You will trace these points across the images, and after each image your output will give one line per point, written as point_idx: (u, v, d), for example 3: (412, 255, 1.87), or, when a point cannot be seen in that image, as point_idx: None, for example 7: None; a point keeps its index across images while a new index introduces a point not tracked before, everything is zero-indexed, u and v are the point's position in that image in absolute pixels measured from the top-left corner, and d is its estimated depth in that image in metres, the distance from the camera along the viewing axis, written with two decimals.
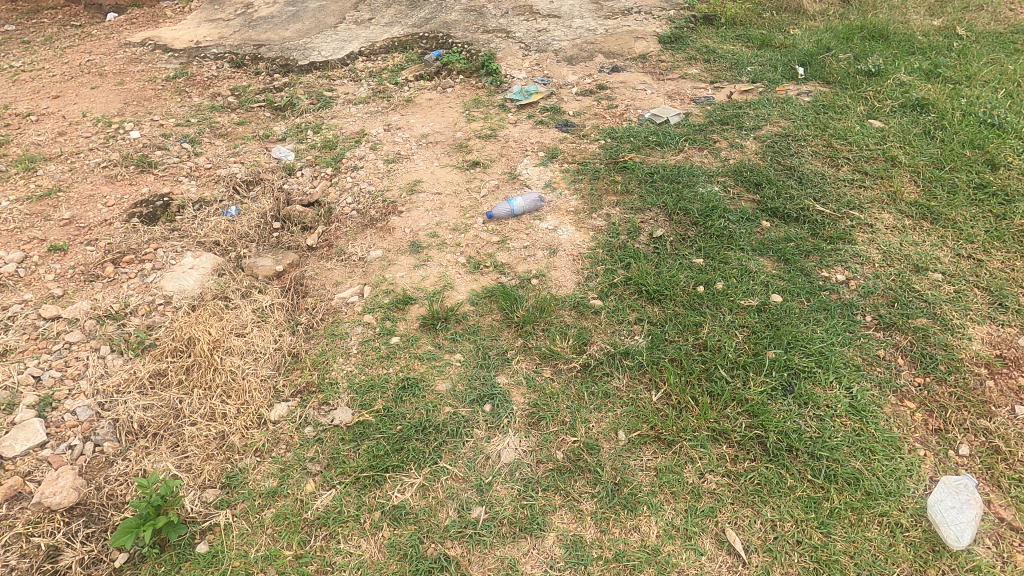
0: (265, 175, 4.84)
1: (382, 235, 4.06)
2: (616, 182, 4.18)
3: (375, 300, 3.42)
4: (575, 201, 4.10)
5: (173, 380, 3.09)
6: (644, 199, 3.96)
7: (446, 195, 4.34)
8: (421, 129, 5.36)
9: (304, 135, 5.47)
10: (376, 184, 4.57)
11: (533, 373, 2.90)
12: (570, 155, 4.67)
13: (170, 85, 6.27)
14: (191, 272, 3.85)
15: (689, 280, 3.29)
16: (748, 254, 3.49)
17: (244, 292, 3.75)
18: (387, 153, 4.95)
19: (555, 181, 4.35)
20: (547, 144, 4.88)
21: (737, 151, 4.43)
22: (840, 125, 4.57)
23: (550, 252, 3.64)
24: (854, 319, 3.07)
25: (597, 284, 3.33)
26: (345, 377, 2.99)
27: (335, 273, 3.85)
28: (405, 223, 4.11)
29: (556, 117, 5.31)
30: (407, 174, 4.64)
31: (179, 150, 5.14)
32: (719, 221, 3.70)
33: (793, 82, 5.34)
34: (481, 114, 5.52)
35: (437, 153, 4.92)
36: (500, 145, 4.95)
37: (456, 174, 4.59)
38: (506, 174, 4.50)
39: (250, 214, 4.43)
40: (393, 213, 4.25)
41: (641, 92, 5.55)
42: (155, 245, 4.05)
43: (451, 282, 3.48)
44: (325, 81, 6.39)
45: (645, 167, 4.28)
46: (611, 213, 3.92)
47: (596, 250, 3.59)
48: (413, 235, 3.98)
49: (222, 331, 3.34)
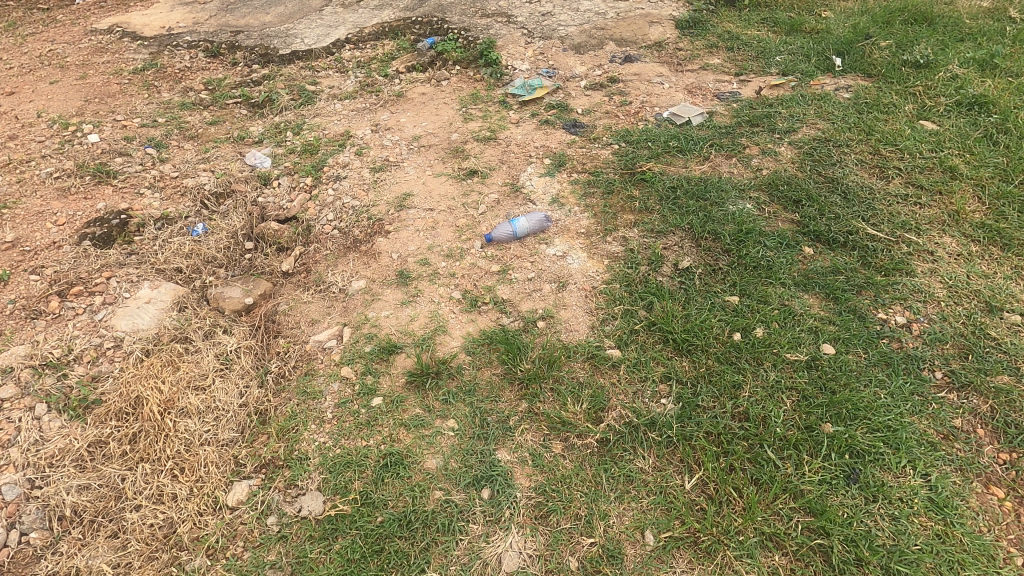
0: (237, 186, 4.33)
1: (366, 261, 3.57)
2: (633, 198, 3.67)
3: (355, 347, 2.94)
4: (586, 220, 3.58)
5: (116, 452, 2.62)
6: (666, 219, 3.45)
7: (439, 212, 3.82)
8: (412, 129, 4.81)
9: (284, 136, 4.93)
10: (361, 198, 4.05)
11: (541, 449, 2.43)
12: (579, 162, 4.13)
13: (138, 78, 5.71)
14: (146, 308, 3.36)
15: (723, 326, 2.79)
16: (791, 290, 2.99)
17: (207, 331, 3.26)
18: (374, 159, 4.42)
19: (563, 195, 3.83)
20: (553, 148, 4.34)
21: (770, 158, 3.89)
22: (888, 127, 4.01)
23: (559, 286, 3.15)
24: (923, 377, 2.57)
25: (614, 331, 2.85)
26: (317, 450, 2.52)
27: (312, 308, 3.36)
28: (393, 246, 3.61)
29: (563, 115, 4.75)
30: (396, 185, 4.11)
31: (143, 156, 4.62)
32: (755, 249, 3.19)
33: (829, 74, 4.76)
34: (480, 112, 4.96)
35: (430, 160, 4.38)
36: (500, 150, 4.42)
37: (451, 185, 4.07)
38: (507, 187, 3.99)
39: (219, 234, 3.93)
40: (379, 233, 3.75)
41: (657, 86, 4.98)
42: (108, 273, 3.56)
43: (444, 324, 3.00)
44: (308, 73, 5.82)
45: (666, 179, 3.75)
46: (628, 236, 3.41)
47: (612, 284, 3.09)
48: (401, 261, 3.47)
49: (177, 387, 2.86)
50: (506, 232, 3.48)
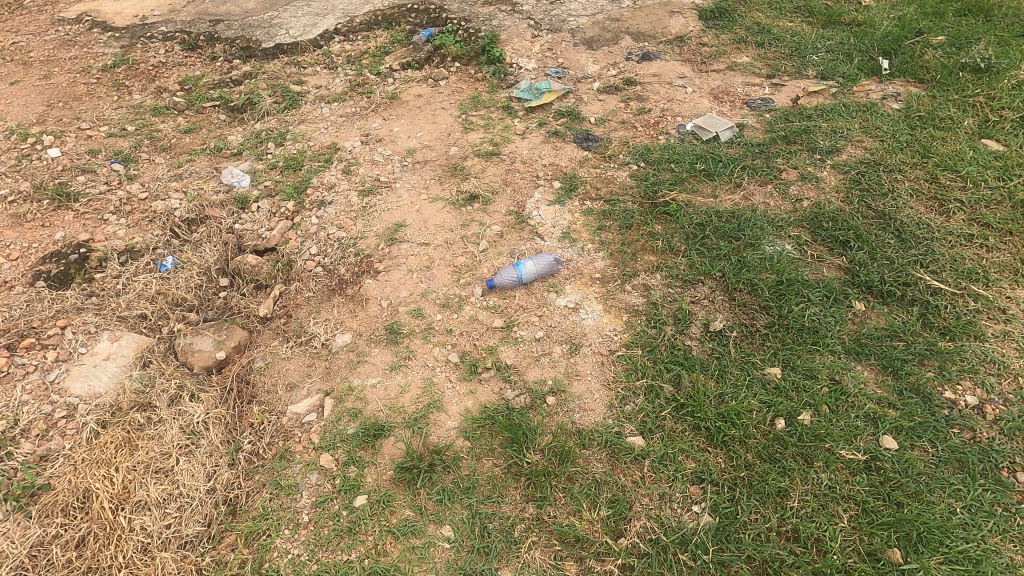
0: (211, 210, 3.90)
1: (353, 308, 3.16)
2: (654, 236, 3.23)
3: (337, 426, 2.56)
4: (601, 263, 3.16)
5: (60, 560, 2.31)
6: (694, 265, 3.02)
7: (436, 248, 3.40)
8: (406, 140, 4.34)
9: (265, 148, 4.48)
10: (348, 227, 3.61)
11: (552, 571, 2.07)
12: (592, 186, 3.68)
13: (107, 77, 5.21)
14: (103, 367, 2.98)
15: (765, 410, 2.39)
16: (841, 360, 2.57)
17: (172, 395, 2.89)
18: (363, 179, 3.97)
19: (574, 229, 3.40)
20: (563, 167, 3.88)
21: (810, 186, 3.43)
22: (946, 148, 3.53)
23: (571, 349, 2.74)
24: (1005, 482, 2.17)
25: (636, 412, 2.45)
26: (291, 566, 2.19)
27: (291, 367, 2.97)
28: (383, 290, 3.20)
29: (573, 126, 4.26)
30: (387, 213, 3.68)
31: (109, 173, 4.18)
32: (797, 306, 2.77)
33: (873, 80, 4.24)
34: (481, 120, 4.47)
35: (426, 181, 3.93)
36: (503, 169, 3.96)
37: (448, 214, 3.63)
38: (511, 217, 3.55)
39: (191, 270, 3.53)
40: (367, 273, 3.33)
41: (679, 89, 4.47)
42: (62, 322, 3.16)
43: (439, 398, 2.61)
44: (294, 71, 5.31)
45: (692, 212, 3.30)
46: (650, 285, 2.99)
47: (632, 348, 2.69)
48: (392, 311, 3.07)
49: (133, 475, 2.52)
50: (510, 277, 3.06)
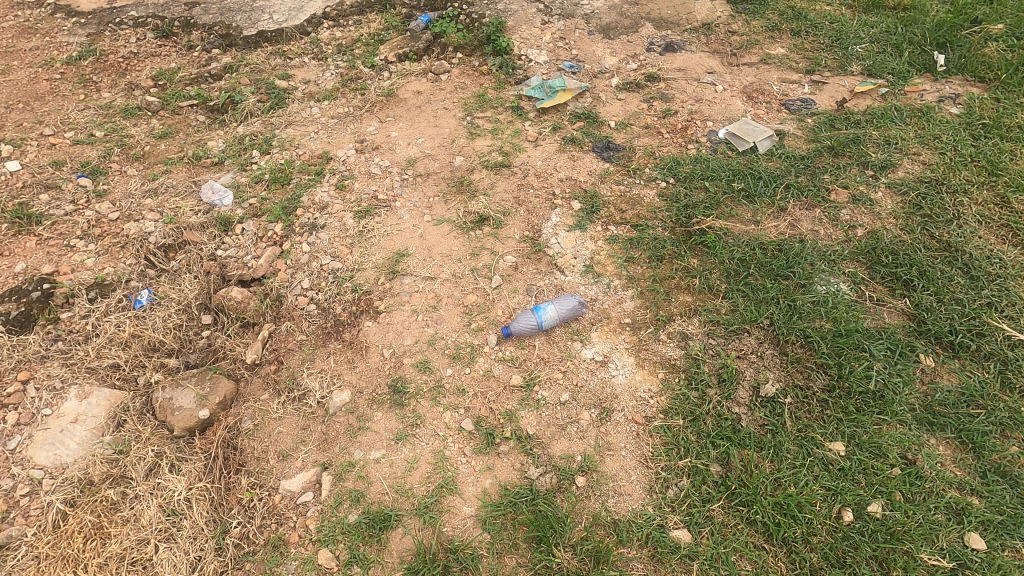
0: (190, 233, 3.50)
1: (351, 357, 2.81)
2: (689, 272, 2.86)
3: (339, 513, 2.26)
4: (630, 304, 2.80)
5: None
6: (738, 311, 2.66)
7: (443, 283, 3.03)
8: (406, 148, 3.91)
9: (249, 156, 4.05)
10: (344, 256, 3.24)
11: None
12: (616, 207, 3.29)
13: (73, 71, 4.71)
14: (70, 432, 2.62)
15: (829, 500, 2.08)
16: (913, 433, 2.25)
17: (150, 464, 2.56)
18: (359, 196, 3.56)
19: (597, 261, 3.03)
20: (582, 183, 3.48)
21: (863, 210, 3.05)
22: (1015, 164, 3.14)
23: (601, 415, 2.41)
24: None
25: (680, 500, 2.15)
26: None
27: (283, 429, 2.64)
28: (384, 336, 2.84)
29: (592, 131, 3.83)
30: (387, 239, 3.29)
31: (77, 189, 3.76)
32: (860, 363, 2.42)
33: (926, 78, 3.81)
34: (488, 123, 4.03)
35: (429, 198, 3.53)
36: (515, 184, 3.55)
37: (456, 240, 3.25)
38: (526, 245, 3.17)
39: (169, 307, 3.16)
40: (367, 314, 2.97)
41: (708, 86, 4.02)
42: (24, 376, 2.80)
43: (452, 477, 2.29)
44: (279, 62, 4.82)
45: (732, 243, 2.92)
46: (688, 334, 2.63)
47: (672, 417, 2.35)
48: (396, 363, 2.72)
49: (105, 572, 2.27)
50: (528, 325, 2.70)
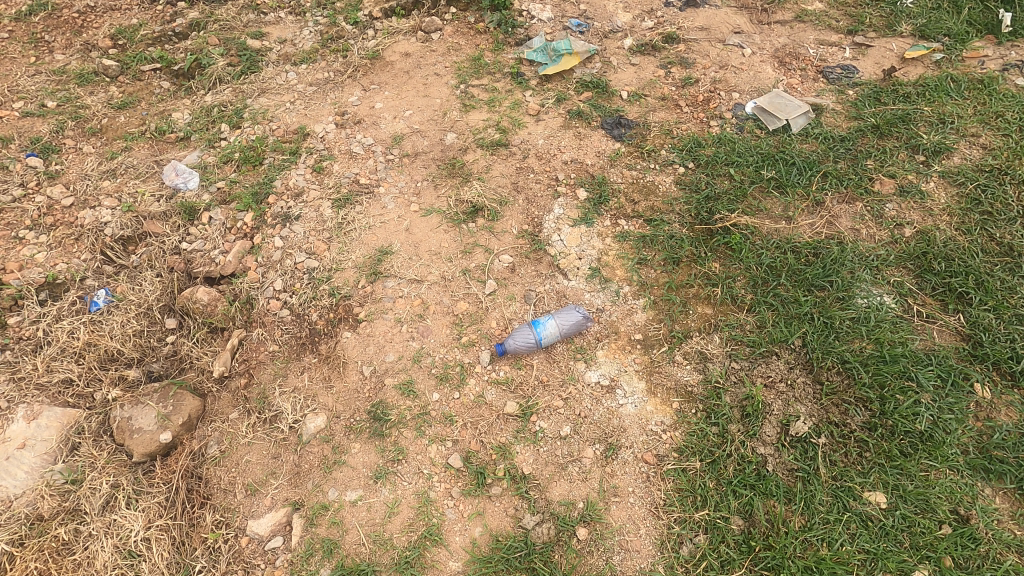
0: (152, 223, 3.14)
1: (327, 375, 2.51)
2: (710, 278, 2.51)
3: (313, 565, 2.04)
4: (642, 317, 2.47)
5: None
6: (765, 329, 2.32)
7: (430, 288, 2.70)
8: (391, 122, 3.48)
9: (218, 131, 3.63)
10: (320, 253, 2.89)
11: None
12: (627, 197, 2.89)
13: (22, 29, 4.22)
14: (17, 459, 2.36)
15: (866, 567, 1.82)
16: (966, 483, 1.95)
17: (106, 497, 2.32)
18: (338, 181, 3.17)
19: (605, 263, 2.67)
20: (589, 167, 3.07)
21: (912, 205, 2.65)
22: None
23: (606, 453, 2.12)
24: None
25: (694, 561, 1.90)
26: None
27: (252, 457, 2.38)
28: (364, 350, 2.54)
29: (601, 103, 3.38)
30: (369, 233, 2.93)
31: (26, 171, 3.38)
32: (907, 397, 2.10)
33: (988, 41, 3.31)
34: (484, 92, 3.57)
35: (416, 184, 3.14)
36: (513, 166, 3.15)
37: (445, 235, 2.89)
38: (525, 242, 2.81)
39: (128, 311, 2.85)
40: (346, 323, 2.65)
41: (735, 49, 3.52)
42: None
43: (437, 525, 2.04)
44: (252, 18, 4.31)
45: (760, 244, 2.55)
46: (707, 355, 2.31)
47: (688, 458, 2.07)
48: (377, 384, 2.42)
49: None
50: (525, 342, 2.38)
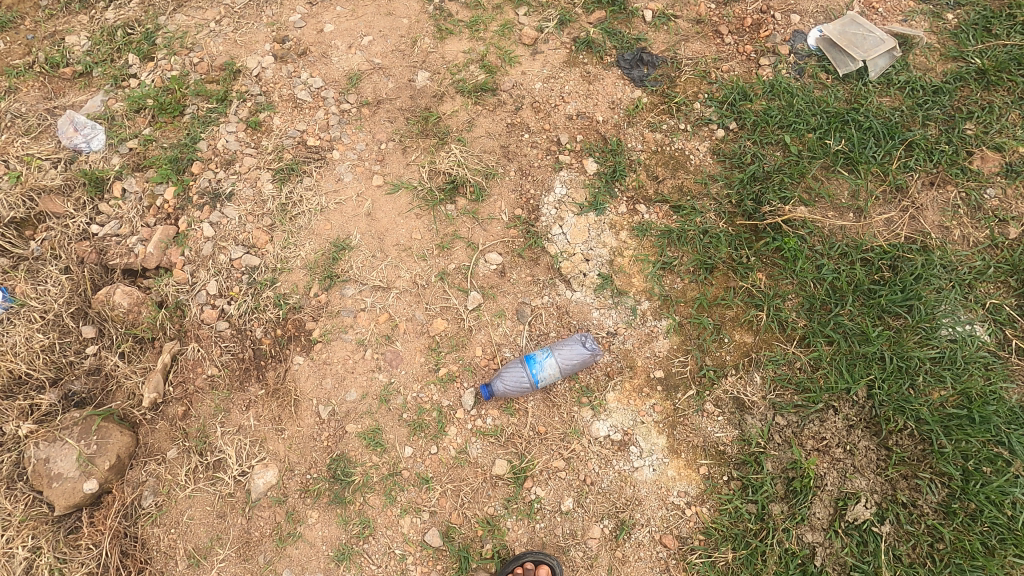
0: (51, 199, 2.49)
1: (276, 415, 2.07)
2: (754, 297, 1.97)
3: None
4: (664, 348, 1.97)
5: None
6: (821, 373, 1.84)
7: (399, 298, 2.16)
8: (343, 52, 2.66)
9: (124, 63, 2.81)
10: (261, 248, 2.30)
11: None
12: (649, 171, 2.24)
13: None
14: None
15: None
16: None
17: (27, 562, 2.03)
18: (279, 142, 2.48)
19: (619, 268, 2.10)
20: (602, 125, 2.36)
21: (1019, 193, 2.04)
22: None
23: (616, 533, 1.77)
24: None
25: None
26: None
27: (194, 515, 2.02)
28: (319, 384, 2.06)
29: (617, 27, 2.53)
30: (320, 219, 2.32)
31: None
32: (996, 473, 1.67)
33: None
34: (465, 7, 2.68)
35: (377, 147, 2.45)
36: (503, 121, 2.43)
37: (417, 223, 2.28)
38: (517, 234, 2.21)
39: (31, 320, 2.33)
40: (297, 345, 2.15)
41: None
42: None
43: None
44: None
45: (820, 251, 1.97)
46: (744, 406, 1.86)
47: (719, 546, 1.74)
48: (337, 431, 1.98)
49: None
50: (517, 384, 1.90)
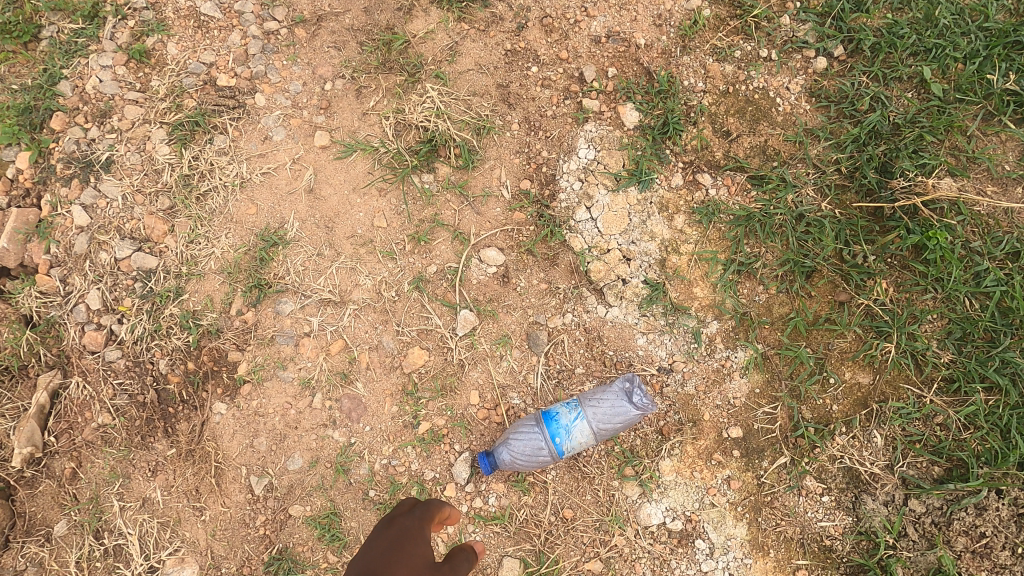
0: None
1: (192, 488, 1.47)
2: (873, 318, 1.35)
3: None
4: (741, 394, 1.37)
5: None
6: (975, 439, 1.26)
7: (359, 317, 1.52)
8: None
9: None
10: (157, 243, 1.60)
11: None
12: (718, 121, 1.51)
13: None
14: None
15: None
16: None
17: None
18: (173, 81, 1.69)
19: (674, 272, 1.45)
20: (645, 49, 1.57)
21: None
22: None
23: None
24: None
25: None
26: None
27: None
28: (251, 446, 1.46)
29: None
30: (239, 200, 1.61)
31: None
32: None
33: None
34: None
35: (319, 88, 1.68)
36: (499, 44, 1.62)
37: (379, 203, 1.59)
38: (525, 220, 1.54)
39: None
40: (219, 387, 1.52)
41: None
42: None
43: None
44: None
45: (978, 249, 1.32)
46: (860, 484, 1.29)
47: None
48: (277, 515, 1.42)
49: None
50: (533, 458, 1.31)
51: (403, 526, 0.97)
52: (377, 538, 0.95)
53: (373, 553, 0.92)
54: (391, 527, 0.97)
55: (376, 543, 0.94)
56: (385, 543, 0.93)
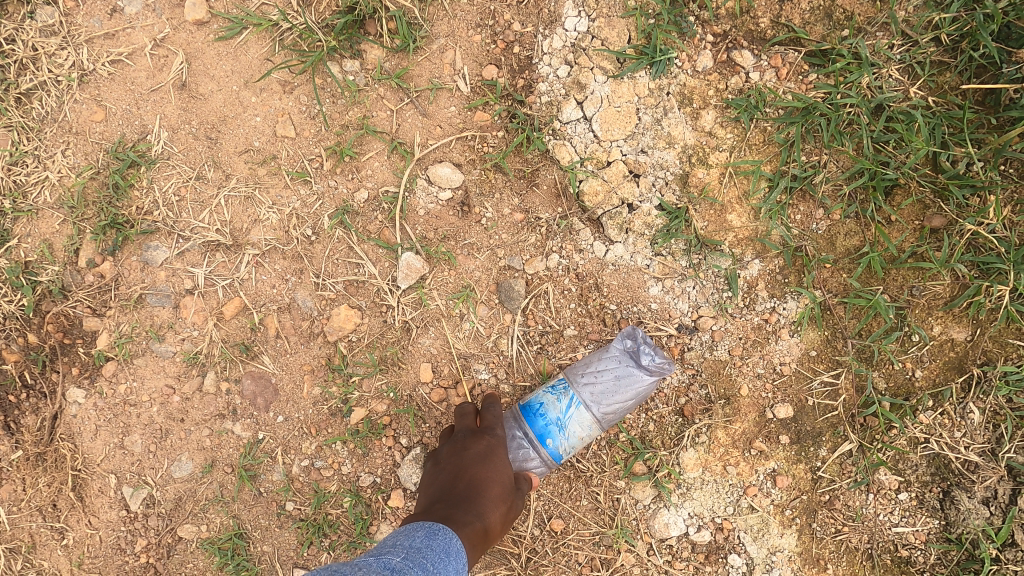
0: None
1: (51, 503, 1.09)
2: (978, 251, 0.97)
3: None
4: (787, 360, 1.01)
5: None
6: None
7: (262, 267, 1.09)
8: None
9: None
10: None
11: None
12: None
13: None
14: None
15: None
16: None
17: None
18: None
19: (700, 193, 1.04)
20: None
21: None
22: None
23: None
24: None
25: None
26: None
27: None
28: (121, 447, 1.08)
29: None
30: (79, 102, 1.11)
31: None
32: None
33: None
34: None
35: None
36: None
37: (281, 101, 1.10)
38: (490, 123, 1.09)
39: None
40: (75, 368, 1.10)
41: None
42: None
43: None
44: None
45: None
46: (945, 475, 0.97)
47: None
48: (163, 537, 1.09)
49: None
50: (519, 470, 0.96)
51: (494, 440, 0.91)
52: (467, 443, 0.91)
53: (464, 455, 0.90)
54: (480, 436, 0.92)
55: (468, 448, 0.90)
56: (477, 452, 0.89)
